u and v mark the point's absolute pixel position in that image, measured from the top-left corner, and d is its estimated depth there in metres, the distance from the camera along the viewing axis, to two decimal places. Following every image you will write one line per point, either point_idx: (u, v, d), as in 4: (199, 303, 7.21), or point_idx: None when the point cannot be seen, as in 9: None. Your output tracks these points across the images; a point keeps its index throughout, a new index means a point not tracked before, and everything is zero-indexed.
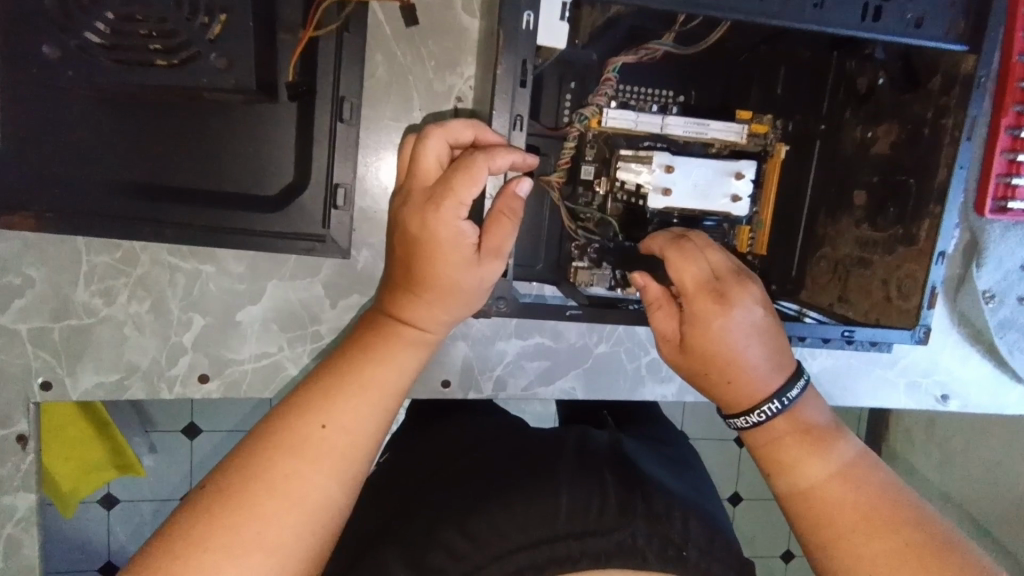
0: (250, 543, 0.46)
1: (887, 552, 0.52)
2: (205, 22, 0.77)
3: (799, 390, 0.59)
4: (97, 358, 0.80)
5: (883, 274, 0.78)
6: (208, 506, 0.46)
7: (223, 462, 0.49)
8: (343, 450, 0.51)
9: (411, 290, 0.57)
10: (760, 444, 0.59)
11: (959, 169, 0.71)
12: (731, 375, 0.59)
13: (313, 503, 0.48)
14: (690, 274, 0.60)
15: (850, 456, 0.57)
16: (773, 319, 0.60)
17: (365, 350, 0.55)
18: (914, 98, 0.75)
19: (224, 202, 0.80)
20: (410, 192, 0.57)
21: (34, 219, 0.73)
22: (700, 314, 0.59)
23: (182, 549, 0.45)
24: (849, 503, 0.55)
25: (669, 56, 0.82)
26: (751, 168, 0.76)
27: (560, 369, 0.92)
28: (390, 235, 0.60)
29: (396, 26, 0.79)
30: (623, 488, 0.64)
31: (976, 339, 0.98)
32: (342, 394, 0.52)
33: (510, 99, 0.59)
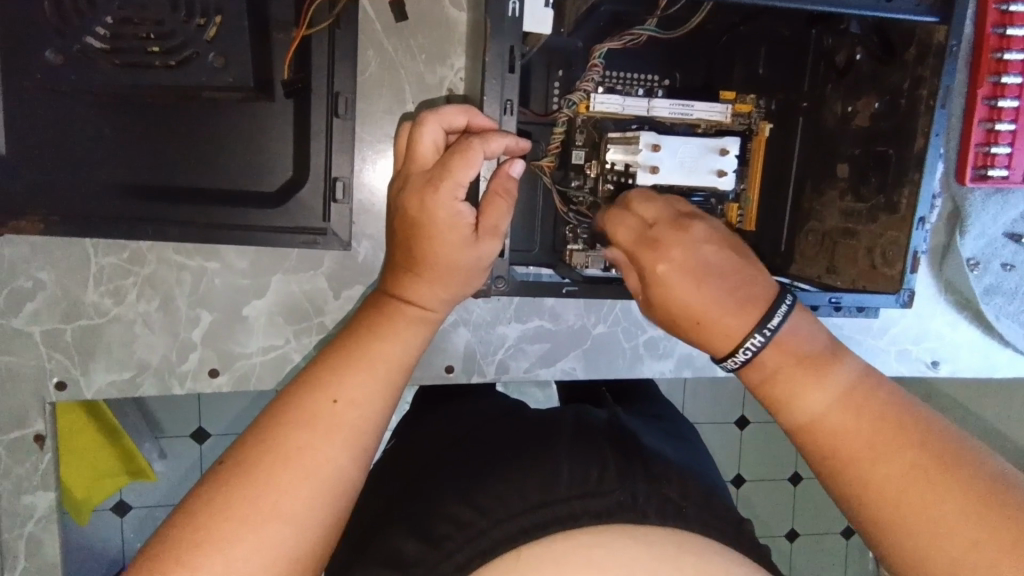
0: (269, 510, 0.48)
1: (896, 471, 0.50)
2: (201, 23, 0.78)
3: (781, 317, 0.57)
4: (109, 357, 0.82)
5: (868, 243, 0.81)
6: (229, 478, 0.49)
7: (242, 437, 0.52)
8: (359, 422, 0.53)
9: (413, 270, 0.59)
10: (757, 383, 0.58)
11: (935, 137, 0.74)
12: (698, 316, 0.59)
13: (329, 471, 0.51)
14: (625, 232, 0.64)
15: (850, 379, 0.54)
16: (725, 253, 0.60)
17: (370, 329, 0.58)
18: (890, 70, 0.77)
19: (227, 201, 0.82)
20: (408, 177, 0.60)
21: (41, 223, 0.75)
22: (646, 266, 0.61)
23: (207, 519, 0.47)
24: (853, 428, 0.52)
25: (652, 40, 0.85)
26: (735, 144, 0.78)
27: (560, 350, 0.94)
28: (390, 220, 0.62)
29: (386, 20, 0.82)
30: (622, 458, 0.66)
31: (964, 306, 1.00)
32: (351, 369, 0.55)
33: (499, 85, 0.61)
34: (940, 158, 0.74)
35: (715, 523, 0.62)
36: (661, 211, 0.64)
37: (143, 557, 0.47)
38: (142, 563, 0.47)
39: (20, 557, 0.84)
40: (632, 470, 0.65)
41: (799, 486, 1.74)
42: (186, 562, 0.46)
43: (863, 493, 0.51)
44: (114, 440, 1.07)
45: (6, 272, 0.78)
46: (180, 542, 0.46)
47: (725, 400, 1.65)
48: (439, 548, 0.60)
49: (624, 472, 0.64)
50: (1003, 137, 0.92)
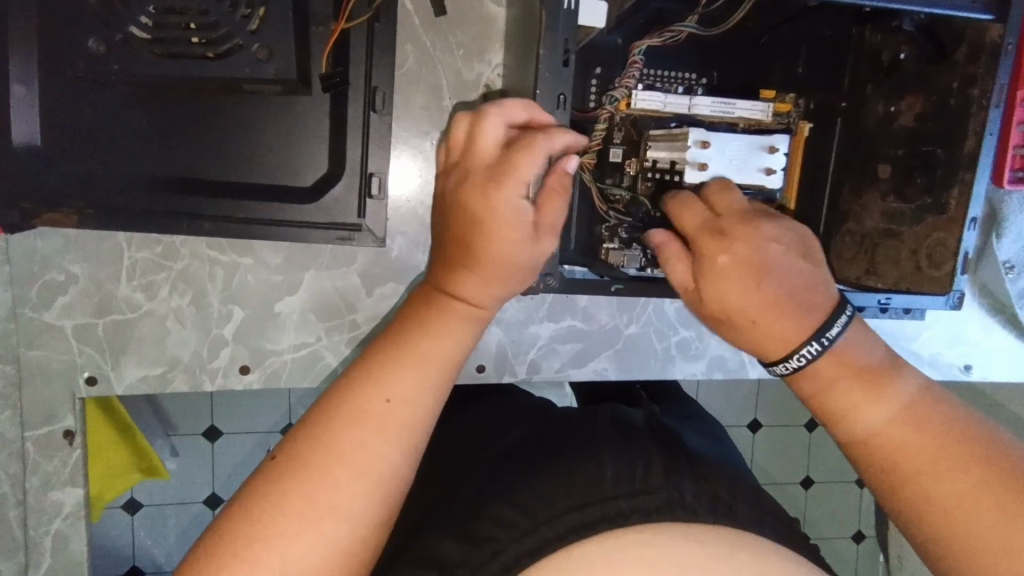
0: (325, 508, 0.47)
1: (958, 490, 0.51)
2: (246, 13, 0.78)
3: (839, 328, 0.58)
4: (140, 351, 0.81)
5: (913, 244, 0.79)
6: (280, 471, 0.48)
7: (294, 432, 0.51)
8: (406, 421, 0.52)
9: (466, 267, 0.58)
10: (813, 394, 0.59)
11: (988, 136, 0.73)
12: (757, 315, 0.59)
13: (380, 473, 0.50)
14: (691, 217, 0.65)
15: (911, 395, 0.55)
16: (788, 252, 0.60)
17: (420, 326, 0.57)
18: (938, 70, 0.76)
19: (264, 194, 0.81)
20: (468, 172, 0.59)
21: (76, 215, 0.74)
22: (706, 255, 0.61)
23: (261, 512, 0.47)
24: (913, 445, 0.53)
25: (692, 39, 0.84)
26: (785, 141, 0.78)
27: (592, 351, 0.94)
28: (446, 211, 0.61)
29: (425, 15, 0.81)
30: (667, 456, 0.66)
31: (998, 310, 1.00)
32: (402, 367, 0.53)
33: (554, 78, 0.60)
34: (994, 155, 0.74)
35: (765, 519, 0.61)
36: (735, 203, 0.65)
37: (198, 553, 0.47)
38: (197, 558, 0.46)
39: (46, 555, 0.82)
40: (678, 466, 0.64)
41: (811, 491, 1.73)
42: (245, 557, 0.45)
43: (927, 512, 0.52)
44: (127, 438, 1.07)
45: (39, 263, 0.78)
46: (237, 537, 0.46)
47: (739, 405, 1.64)
48: (482, 549, 0.58)
49: (670, 468, 0.63)
50: None
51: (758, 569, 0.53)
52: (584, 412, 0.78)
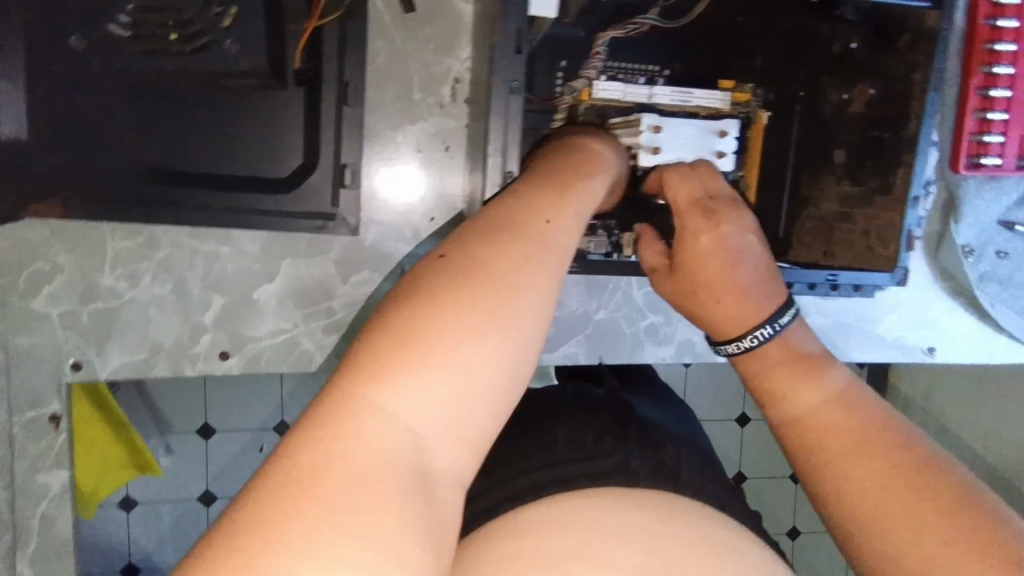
0: (398, 439, 0.40)
1: (872, 471, 0.53)
2: (219, 11, 0.80)
3: (789, 317, 0.66)
4: (124, 338, 0.85)
5: (864, 225, 0.83)
6: (341, 411, 0.40)
7: (340, 374, 0.42)
8: (491, 366, 0.44)
9: (518, 239, 0.51)
10: (755, 374, 0.65)
11: (928, 118, 0.77)
12: (719, 295, 0.68)
13: (464, 423, 0.43)
14: (683, 193, 0.71)
15: (841, 385, 0.60)
16: (759, 246, 0.69)
17: (484, 272, 0.47)
18: (884, 59, 0.82)
19: (241, 184, 0.84)
20: (515, 216, 0.53)
21: (60, 206, 0.78)
22: (692, 232, 0.68)
23: (328, 455, 0.38)
24: (837, 426, 0.57)
25: (653, 32, 0.87)
26: (735, 125, 0.81)
27: (563, 336, 0.97)
28: (485, 223, 0.53)
29: (395, 13, 0.85)
30: (621, 432, 0.71)
31: (959, 293, 1.03)
32: (464, 298, 0.45)
33: (508, 65, 0.63)
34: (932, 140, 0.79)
35: (706, 485, 0.66)
36: (723, 188, 0.72)
37: (233, 515, 0.36)
38: (232, 516, 0.36)
39: (34, 535, 0.85)
40: (629, 438, 0.70)
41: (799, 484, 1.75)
42: (307, 497, 0.36)
43: (846, 490, 0.54)
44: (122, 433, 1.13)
45: (26, 253, 0.81)
46: (295, 477, 0.37)
47: (726, 399, 1.67)
48: None
49: (621, 440, 0.69)
50: (996, 126, 0.95)
51: (691, 524, 0.55)
52: (553, 391, 0.84)
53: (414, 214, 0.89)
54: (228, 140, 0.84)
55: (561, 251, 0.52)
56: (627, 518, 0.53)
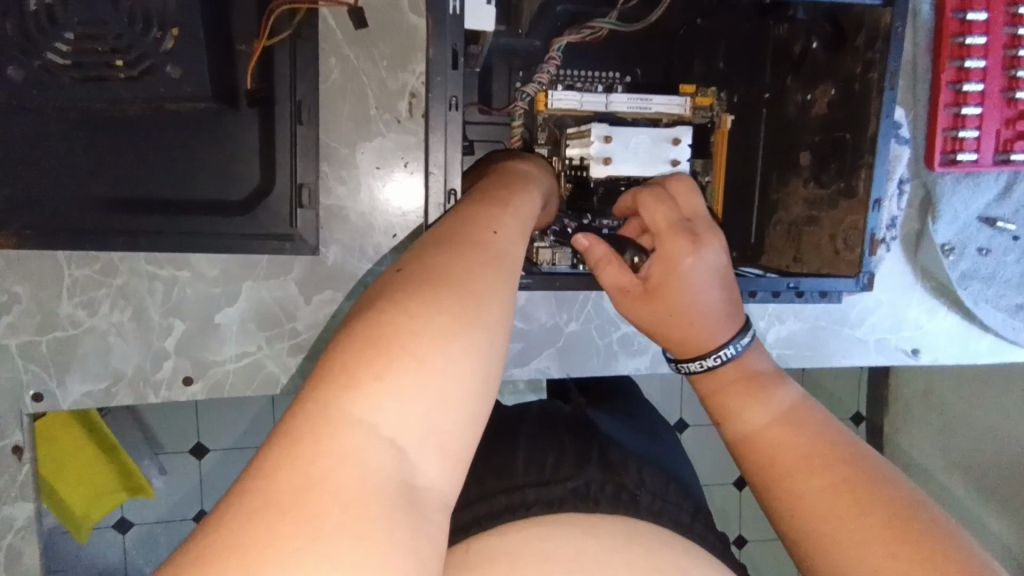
0: (381, 455, 0.35)
1: (819, 482, 0.52)
2: (159, 36, 0.79)
3: (749, 338, 0.65)
4: (84, 367, 0.84)
5: (830, 229, 0.80)
6: (310, 428, 0.35)
7: (304, 396, 0.37)
8: (470, 375, 0.40)
9: (477, 251, 0.48)
10: (709, 395, 0.65)
11: (886, 118, 0.73)
12: (691, 318, 0.64)
13: (450, 434, 0.39)
14: (660, 214, 0.65)
15: (790, 401, 0.60)
16: (730, 268, 0.65)
17: (453, 284, 0.44)
18: (843, 57, 0.77)
19: (199, 209, 0.84)
20: (464, 233, 0.51)
21: (14, 237, 0.78)
22: (669, 253, 0.63)
23: (305, 478, 0.33)
24: (786, 441, 0.56)
25: (613, 37, 0.86)
26: (688, 132, 0.79)
27: (534, 349, 0.95)
28: (438, 241, 0.50)
29: (347, 30, 0.83)
30: (581, 454, 0.71)
31: (942, 293, 1.00)
32: (438, 303, 0.42)
33: (443, 81, 0.63)
34: (893, 138, 0.74)
35: (666, 507, 0.64)
36: (701, 206, 0.67)
37: (200, 561, 0.30)
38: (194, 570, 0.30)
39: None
40: (588, 460, 0.69)
41: None
42: (287, 531, 0.31)
43: (794, 504, 0.53)
44: (115, 459, 1.20)
45: None
46: (266, 515, 0.31)
47: None
48: None
49: (581, 462, 0.68)
50: (970, 121, 0.93)
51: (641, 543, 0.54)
52: (517, 414, 0.84)
53: (374, 231, 0.88)
54: (183, 162, 0.84)
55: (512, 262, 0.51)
56: (574, 549, 0.51)
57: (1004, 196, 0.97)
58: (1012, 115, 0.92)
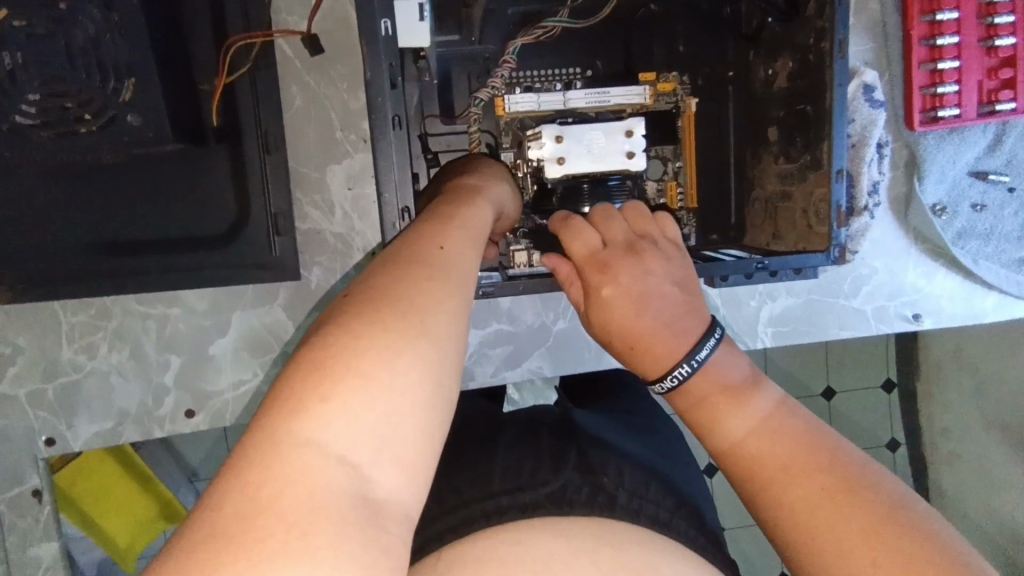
0: (331, 474, 0.35)
1: (804, 497, 0.49)
2: (117, 86, 0.75)
3: (708, 350, 0.62)
4: (91, 409, 0.87)
5: (802, 203, 0.78)
6: (259, 454, 0.35)
7: (254, 423, 0.37)
8: (421, 385, 0.40)
9: (425, 265, 0.48)
10: (686, 408, 0.61)
11: (839, 88, 0.72)
12: (632, 341, 0.65)
13: (404, 447, 0.38)
14: (579, 248, 0.69)
15: (768, 407, 0.56)
16: (669, 283, 0.67)
17: (401, 298, 0.44)
18: (795, 28, 0.75)
19: (179, 245, 0.86)
20: (417, 247, 0.51)
21: (10, 290, 0.83)
22: (594, 286, 0.67)
23: (254, 503, 0.33)
24: (767, 453, 0.53)
25: (567, 33, 0.86)
26: (641, 123, 0.80)
27: (524, 351, 0.95)
28: (388, 258, 0.50)
29: (303, 57, 0.85)
30: (562, 461, 0.71)
31: (940, 255, 0.96)
32: (384, 317, 0.42)
33: (385, 101, 0.65)
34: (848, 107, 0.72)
35: (647, 507, 0.64)
36: (620, 230, 0.70)
37: None
38: None
39: None
40: (569, 463, 0.70)
41: None
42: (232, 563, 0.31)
43: (782, 521, 0.50)
44: (151, 488, 1.24)
45: None
46: (212, 549, 0.32)
47: None
48: None
49: (561, 466, 0.69)
50: (949, 75, 0.90)
51: (612, 543, 0.54)
52: (509, 424, 0.85)
53: (352, 250, 0.89)
54: (160, 203, 0.86)
55: (467, 270, 0.51)
56: (541, 552, 0.51)
57: (994, 148, 0.95)
58: (995, 64, 0.90)
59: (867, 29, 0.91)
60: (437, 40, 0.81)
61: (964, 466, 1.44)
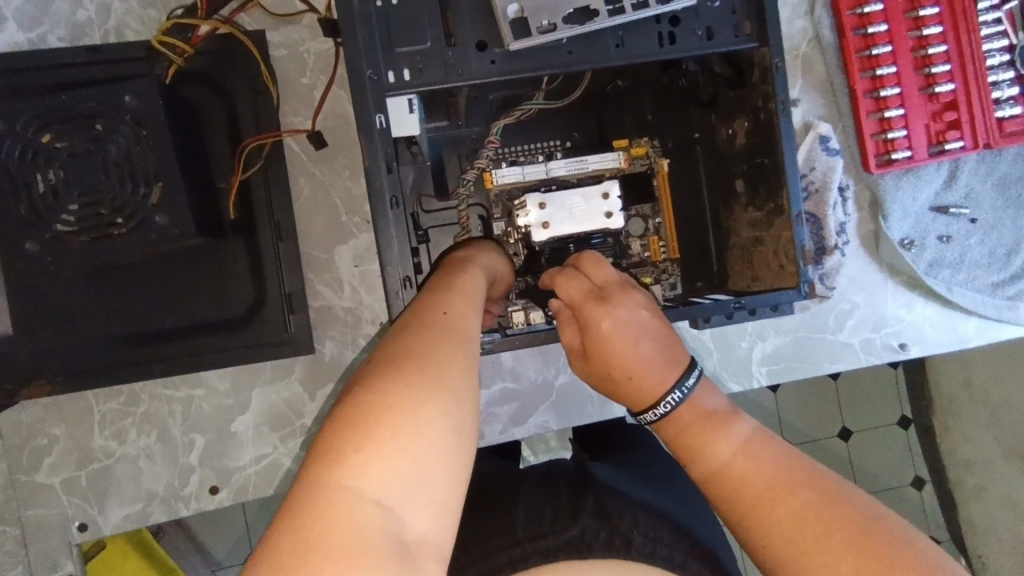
0: (369, 515, 0.40)
1: (789, 511, 0.53)
2: (145, 191, 0.84)
3: (695, 379, 0.69)
4: (121, 493, 0.92)
5: (773, 246, 0.84)
6: (309, 500, 0.40)
7: (300, 472, 0.43)
8: (443, 433, 0.45)
9: (432, 328, 0.54)
10: (673, 436, 0.68)
11: (788, 141, 0.80)
12: (630, 371, 0.70)
13: (433, 490, 0.44)
14: (574, 288, 0.74)
15: (750, 430, 0.62)
16: (657, 319, 0.72)
17: (419, 358, 0.49)
18: (746, 92, 0.84)
19: (206, 330, 0.94)
20: (423, 314, 0.57)
21: (48, 385, 0.89)
22: (591, 318, 0.71)
23: (306, 542, 0.38)
24: (756, 472, 0.57)
25: (546, 112, 0.96)
26: (616, 186, 0.88)
27: (530, 407, 1.00)
28: (400, 324, 0.56)
29: (308, 151, 0.94)
30: (575, 509, 0.74)
31: (916, 285, 1.01)
32: (408, 371, 0.48)
33: (383, 183, 0.73)
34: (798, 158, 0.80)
35: (660, 549, 0.68)
36: (610, 274, 0.75)
37: None
38: None
39: None
40: (584, 509, 0.73)
41: None
42: None
43: (766, 537, 0.53)
44: None
45: (25, 433, 0.90)
46: None
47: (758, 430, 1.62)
48: None
49: (575, 513, 0.73)
50: (897, 122, 0.98)
51: None
52: (522, 478, 0.89)
53: (362, 321, 0.95)
54: (186, 294, 0.95)
55: (468, 331, 0.58)
56: None
57: (949, 184, 1.03)
58: (937, 108, 0.98)
59: (817, 87, 1.00)
60: (427, 126, 0.89)
61: (989, 498, 1.42)
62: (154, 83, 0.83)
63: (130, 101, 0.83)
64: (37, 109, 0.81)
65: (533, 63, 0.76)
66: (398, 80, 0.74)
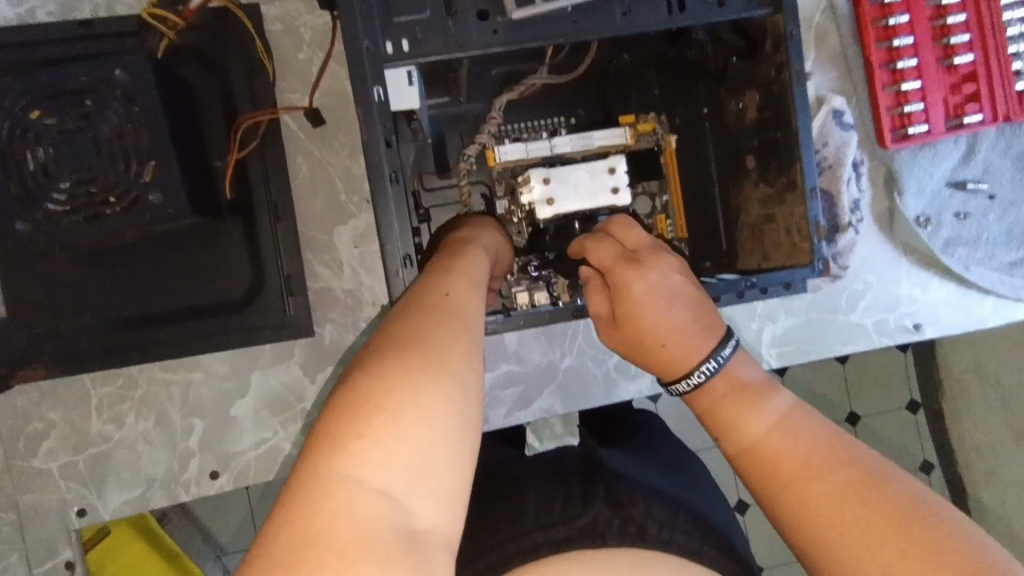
0: (372, 507, 0.38)
1: (823, 492, 0.50)
2: (137, 168, 0.82)
3: (731, 349, 0.67)
4: (119, 478, 0.90)
5: (785, 222, 0.82)
6: (308, 491, 0.38)
7: (300, 461, 0.41)
8: (449, 418, 0.43)
9: (436, 310, 0.52)
10: (704, 408, 0.65)
11: (801, 113, 0.77)
12: (662, 338, 0.69)
13: (439, 479, 0.41)
14: (606, 253, 0.74)
15: (786, 405, 0.59)
16: (689, 283, 0.71)
17: (421, 343, 0.47)
18: (758, 63, 0.81)
19: (202, 313, 0.92)
20: (427, 295, 0.54)
21: (41, 369, 0.88)
22: (621, 280, 0.71)
23: (304, 536, 0.36)
24: (787, 451, 0.55)
25: (551, 87, 0.93)
26: (623, 160, 0.85)
27: (534, 391, 0.98)
28: (404, 305, 0.54)
29: (306, 128, 0.91)
30: (584, 496, 0.72)
31: (931, 264, 0.98)
32: (411, 356, 0.45)
33: (382, 158, 0.71)
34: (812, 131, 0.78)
35: (675, 537, 0.66)
36: (640, 239, 0.75)
37: None
38: None
39: None
40: (596, 498, 0.71)
41: None
42: None
43: (798, 518, 0.51)
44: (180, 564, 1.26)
45: (21, 418, 0.89)
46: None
47: None
48: None
49: (583, 500, 0.70)
50: (913, 95, 0.95)
51: None
52: (527, 464, 0.87)
53: (363, 303, 0.93)
54: (182, 276, 0.93)
55: (474, 312, 0.55)
56: None
57: (967, 159, 0.99)
58: (955, 81, 0.95)
59: (830, 59, 0.97)
60: (427, 102, 0.86)
61: (1001, 482, 1.40)
62: (143, 59, 0.81)
63: (121, 76, 0.81)
64: (26, 85, 0.79)
65: (537, 32, 0.73)
66: (396, 50, 0.71)
